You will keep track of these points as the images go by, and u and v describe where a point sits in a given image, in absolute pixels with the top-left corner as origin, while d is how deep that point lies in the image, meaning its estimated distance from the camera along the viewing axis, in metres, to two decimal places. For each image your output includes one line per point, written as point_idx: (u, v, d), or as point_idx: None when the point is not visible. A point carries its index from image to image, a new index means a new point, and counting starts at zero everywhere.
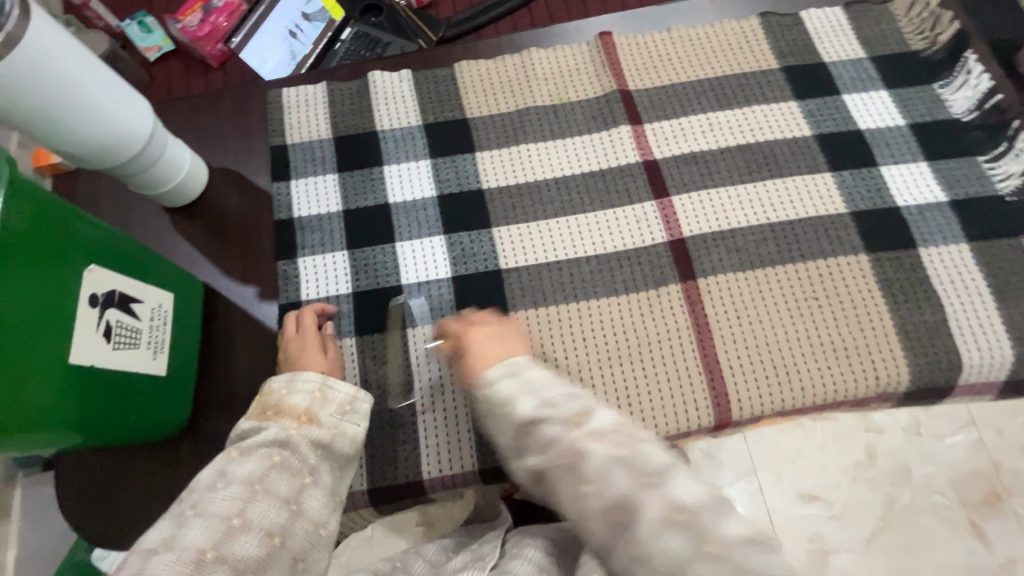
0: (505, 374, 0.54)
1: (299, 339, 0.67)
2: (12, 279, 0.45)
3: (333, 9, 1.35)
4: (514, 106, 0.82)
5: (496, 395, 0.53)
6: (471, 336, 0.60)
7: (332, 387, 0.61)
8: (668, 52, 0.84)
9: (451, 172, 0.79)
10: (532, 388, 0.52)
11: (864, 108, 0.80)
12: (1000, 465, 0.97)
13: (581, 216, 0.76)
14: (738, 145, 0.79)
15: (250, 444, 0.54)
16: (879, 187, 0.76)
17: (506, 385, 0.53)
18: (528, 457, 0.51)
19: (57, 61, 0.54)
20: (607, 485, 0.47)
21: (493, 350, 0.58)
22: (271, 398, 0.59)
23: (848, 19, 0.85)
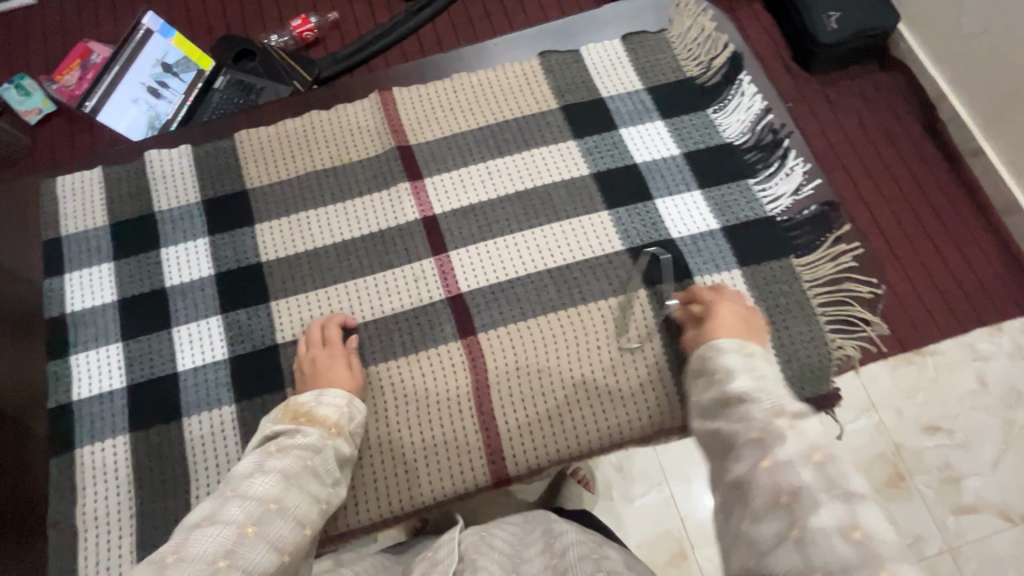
0: (738, 354, 0.58)
1: (327, 351, 0.69)
2: None
3: (201, 60, 1.27)
4: (295, 172, 0.81)
5: (721, 364, 0.57)
6: (718, 305, 0.66)
7: (326, 398, 0.65)
8: (450, 103, 0.84)
9: (228, 249, 0.77)
10: (763, 374, 0.55)
11: (640, 140, 0.81)
12: (902, 447, 1.05)
13: (360, 282, 0.75)
14: (516, 192, 0.79)
15: (289, 446, 0.60)
16: (653, 220, 0.77)
17: (735, 362, 0.57)
18: (720, 420, 0.53)
19: None
20: (795, 471, 0.44)
21: (732, 325, 0.63)
22: (301, 409, 0.64)
23: (627, 51, 0.86)
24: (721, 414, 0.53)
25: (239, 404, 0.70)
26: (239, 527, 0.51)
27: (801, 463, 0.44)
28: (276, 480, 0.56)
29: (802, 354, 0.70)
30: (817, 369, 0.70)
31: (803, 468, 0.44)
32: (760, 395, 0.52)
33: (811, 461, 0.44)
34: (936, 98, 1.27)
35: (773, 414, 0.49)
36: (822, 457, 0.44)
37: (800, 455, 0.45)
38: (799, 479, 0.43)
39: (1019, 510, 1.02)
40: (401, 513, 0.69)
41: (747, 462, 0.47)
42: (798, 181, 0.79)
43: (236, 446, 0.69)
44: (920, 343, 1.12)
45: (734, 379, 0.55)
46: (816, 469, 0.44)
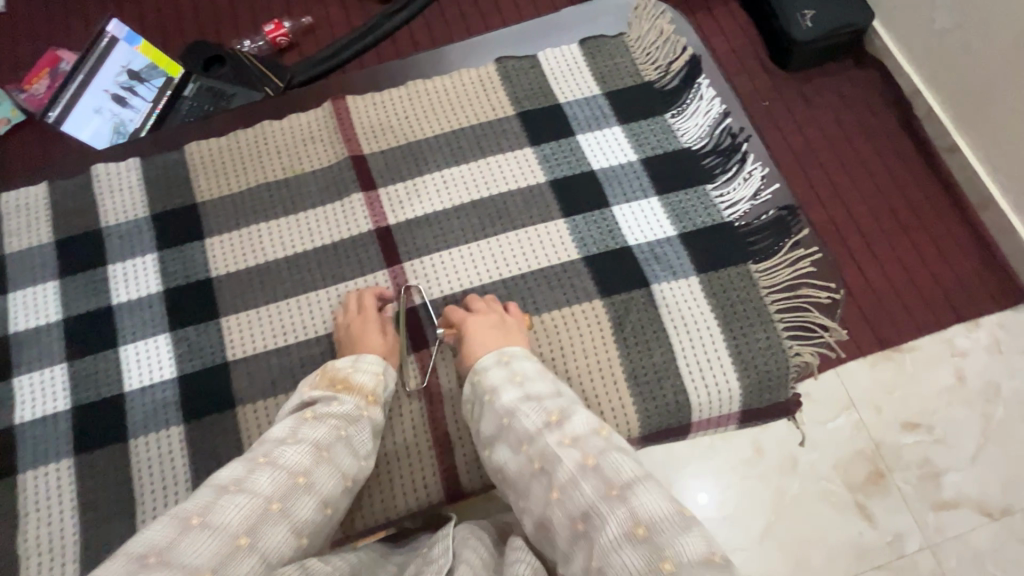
0: (500, 367, 0.61)
1: (362, 316, 0.69)
2: None
3: (171, 68, 1.26)
4: (247, 184, 0.79)
5: (488, 381, 0.60)
6: (470, 326, 0.67)
7: (363, 364, 0.65)
8: (405, 111, 0.83)
9: (177, 265, 0.75)
10: (556, 408, 0.54)
11: (597, 147, 0.80)
12: None
13: (312, 296, 0.74)
14: (473, 201, 0.78)
15: (324, 414, 0.59)
16: (611, 227, 0.76)
17: (498, 377, 0.60)
18: (500, 454, 0.55)
19: None
20: (580, 492, 0.46)
21: (489, 340, 0.65)
22: (338, 374, 0.64)
23: (584, 55, 0.85)
24: (503, 441, 0.55)
25: (187, 424, 0.69)
26: (232, 536, 0.46)
27: (584, 474, 0.47)
28: (308, 451, 0.55)
29: (759, 362, 0.70)
30: (773, 378, 0.70)
31: (581, 482, 0.47)
32: (521, 410, 0.55)
33: (586, 468, 0.47)
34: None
35: (545, 433, 0.52)
36: (594, 464, 0.47)
37: (579, 466, 0.48)
38: (583, 498, 0.46)
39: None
40: (358, 532, 0.67)
41: (544, 494, 0.49)
42: (756, 187, 0.78)
43: (186, 467, 0.67)
44: None
45: (500, 395, 0.58)
46: (594, 478, 0.47)
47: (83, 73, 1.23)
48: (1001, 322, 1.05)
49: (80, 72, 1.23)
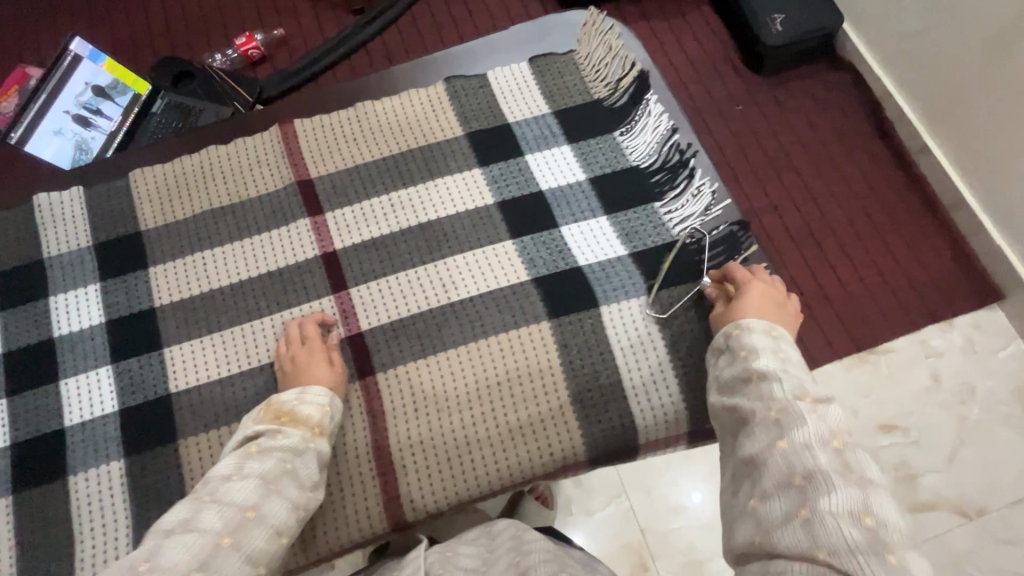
0: (766, 335, 0.61)
1: (307, 346, 0.68)
2: None
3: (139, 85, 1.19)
4: (193, 210, 0.78)
5: (748, 343, 0.61)
6: (750, 284, 0.68)
7: (309, 396, 0.64)
8: (353, 133, 0.82)
9: (120, 295, 0.74)
10: (784, 356, 0.59)
11: (546, 166, 0.80)
12: (856, 447, 1.05)
13: (256, 323, 0.73)
14: (421, 224, 0.77)
15: (271, 447, 0.59)
16: (559, 247, 0.76)
17: (761, 342, 0.61)
18: (736, 397, 0.58)
19: None
20: (811, 455, 0.48)
21: (764, 307, 0.66)
22: (284, 407, 0.63)
23: (533, 73, 0.85)
24: (739, 390, 0.58)
25: (129, 458, 0.68)
26: (185, 569, 0.47)
27: (821, 446, 0.49)
28: (254, 486, 0.56)
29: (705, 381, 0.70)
30: None
31: (819, 451, 0.48)
32: (784, 375, 0.57)
33: (830, 444, 0.49)
34: (883, 96, 1.26)
35: (795, 397, 0.54)
36: (840, 444, 0.49)
37: (820, 442, 0.49)
38: (856, 476, 0.46)
39: (973, 504, 1.02)
40: (304, 563, 0.66)
41: (768, 441, 0.52)
42: (706, 203, 0.78)
43: (127, 502, 0.66)
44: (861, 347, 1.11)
45: (759, 359, 0.59)
46: (832, 454, 0.48)
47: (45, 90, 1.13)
48: (970, 318, 1.13)
49: (43, 93, 1.13)
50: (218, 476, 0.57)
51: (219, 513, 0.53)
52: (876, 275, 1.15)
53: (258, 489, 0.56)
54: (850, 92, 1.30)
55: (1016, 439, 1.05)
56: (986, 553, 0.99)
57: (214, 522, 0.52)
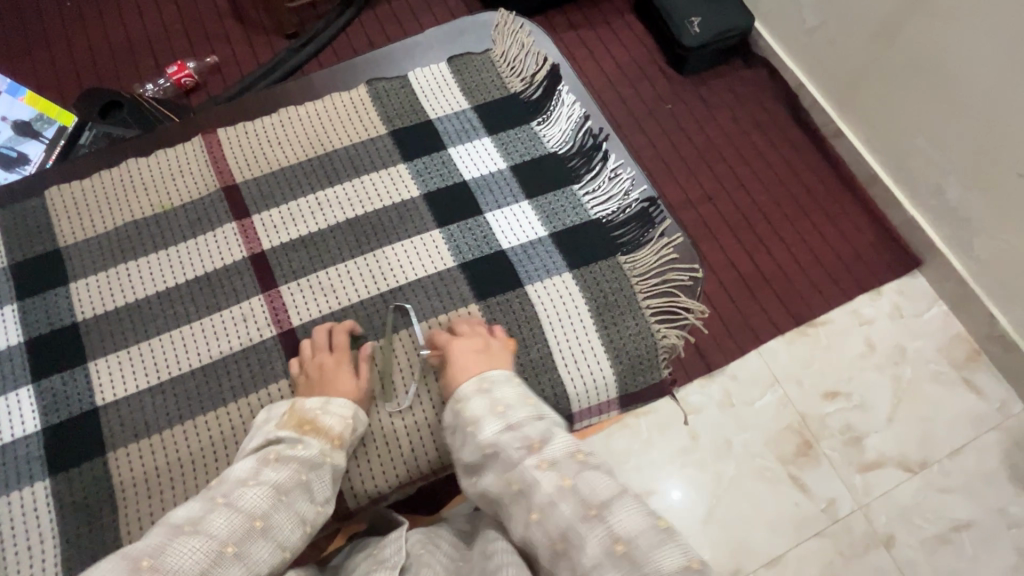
0: (480, 398, 0.62)
1: (335, 356, 0.68)
2: None
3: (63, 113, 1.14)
4: (113, 223, 0.78)
5: (469, 413, 0.62)
6: (450, 351, 0.67)
7: (331, 408, 0.64)
8: (277, 137, 0.83)
9: (40, 313, 0.73)
10: (501, 407, 0.61)
11: (468, 158, 0.83)
12: (806, 416, 1.10)
13: (186, 328, 0.72)
14: (348, 220, 0.79)
15: (288, 457, 0.59)
16: (485, 234, 0.78)
17: (479, 407, 0.62)
18: (485, 478, 0.58)
19: None
20: (559, 511, 0.52)
21: (470, 364, 0.66)
22: (306, 416, 0.63)
23: (452, 72, 0.89)
24: (482, 468, 0.59)
25: (55, 477, 0.65)
26: (219, 545, 0.50)
27: (562, 496, 0.53)
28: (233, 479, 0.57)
29: (632, 347, 0.74)
30: (644, 361, 0.74)
31: (562, 503, 0.52)
32: (506, 441, 0.58)
33: (564, 486, 0.54)
34: (796, 86, 1.36)
35: (523, 454, 0.57)
36: (572, 482, 0.54)
37: (558, 489, 0.54)
38: (562, 521, 0.52)
39: (916, 458, 1.08)
40: None
41: (520, 511, 0.55)
42: (622, 183, 0.83)
43: (54, 520, 0.64)
44: (794, 324, 1.17)
45: (483, 428, 0.60)
46: (573, 498, 0.53)
47: None
48: (896, 286, 1.21)
49: None
50: (229, 483, 0.56)
51: (227, 520, 0.52)
52: (798, 249, 1.23)
53: (268, 500, 0.55)
54: (767, 83, 1.39)
55: (944, 393, 1.13)
56: (928, 503, 1.05)
57: (224, 527, 0.52)
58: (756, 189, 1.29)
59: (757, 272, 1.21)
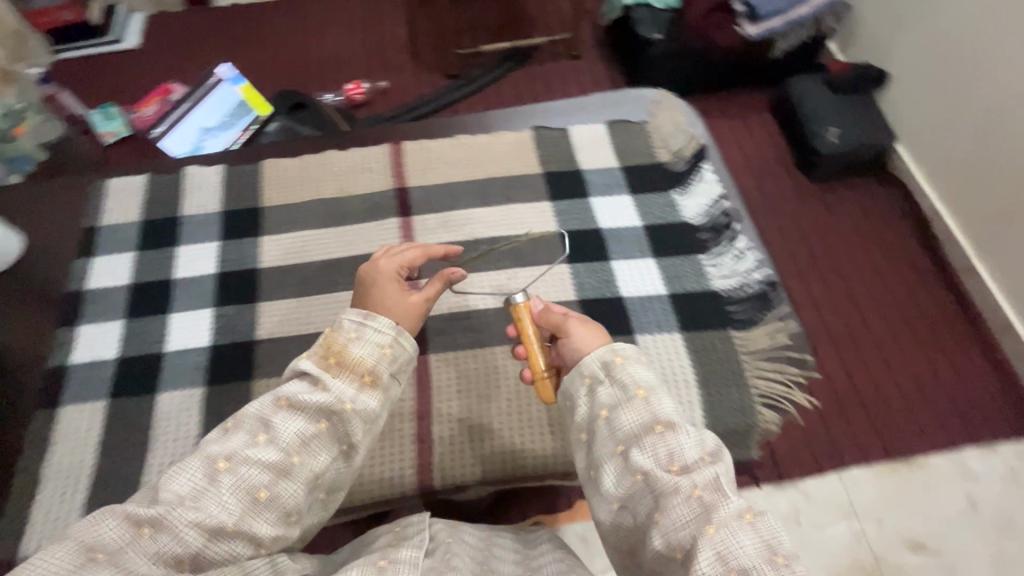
0: (641, 364, 0.60)
1: (395, 286, 0.68)
2: None
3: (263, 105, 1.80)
4: (304, 196, 0.93)
5: (637, 378, 0.58)
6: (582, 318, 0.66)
7: (376, 322, 0.63)
8: (449, 157, 0.97)
9: (233, 254, 0.89)
10: (647, 391, 0.57)
11: (607, 209, 0.91)
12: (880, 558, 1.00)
13: (339, 294, 0.85)
14: (492, 238, 0.89)
15: (297, 402, 0.58)
16: (608, 278, 0.85)
17: (643, 372, 0.59)
18: (642, 458, 0.54)
19: None
20: (741, 545, 0.47)
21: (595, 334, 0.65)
22: (337, 342, 0.61)
23: (608, 134, 0.99)
24: (643, 442, 0.55)
25: (209, 387, 0.78)
26: (223, 520, 0.53)
27: (741, 528, 0.48)
28: (248, 433, 0.57)
29: (728, 419, 0.75)
30: (739, 433, 0.75)
31: (745, 537, 0.48)
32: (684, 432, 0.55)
33: (744, 520, 0.49)
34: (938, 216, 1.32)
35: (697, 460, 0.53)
36: (755, 516, 0.49)
37: (736, 516, 0.49)
38: (741, 553, 0.47)
39: None
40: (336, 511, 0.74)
41: (689, 522, 0.50)
42: (746, 263, 0.87)
43: (197, 424, 0.75)
44: (885, 454, 1.09)
45: (658, 403, 0.56)
46: (754, 536, 0.48)
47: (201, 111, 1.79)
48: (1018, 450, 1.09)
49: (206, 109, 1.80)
50: (240, 437, 0.57)
51: (231, 491, 0.54)
52: (916, 377, 1.16)
53: (270, 474, 0.55)
54: (907, 206, 1.37)
55: None
56: None
57: (229, 503, 0.53)
58: (869, 305, 1.25)
59: (852, 389, 1.16)
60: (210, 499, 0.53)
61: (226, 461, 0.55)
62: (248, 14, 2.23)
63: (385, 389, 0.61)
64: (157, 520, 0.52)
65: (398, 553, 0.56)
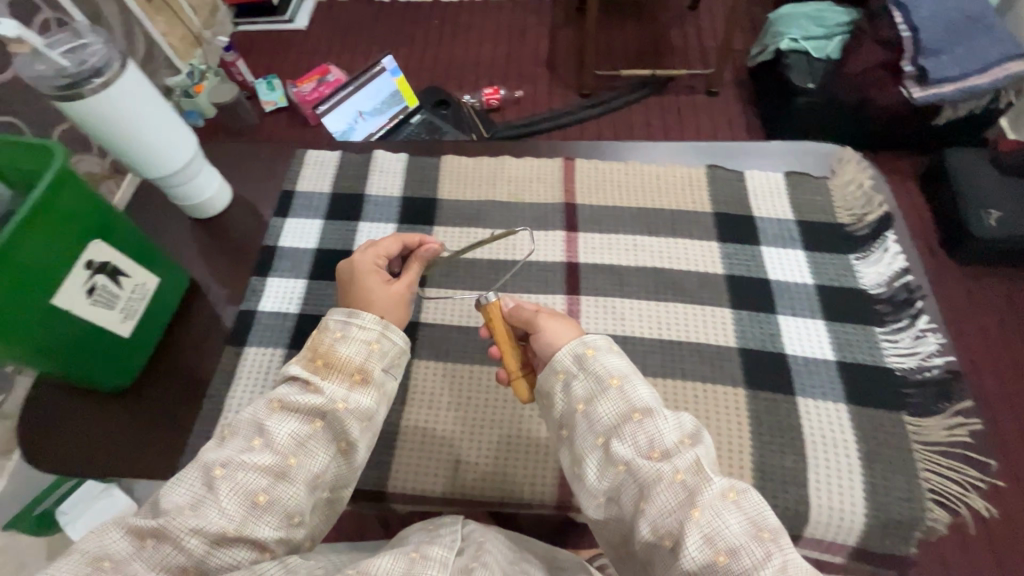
0: (613, 354, 0.65)
1: (377, 283, 0.73)
2: (35, 245, 0.64)
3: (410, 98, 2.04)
4: (478, 196, 0.98)
5: (607, 365, 0.64)
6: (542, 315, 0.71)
7: (363, 319, 0.67)
8: (620, 181, 0.98)
9: (408, 238, 0.95)
10: (623, 378, 0.63)
11: (778, 262, 0.89)
12: None
13: (501, 295, 0.88)
14: (655, 268, 0.89)
15: (293, 402, 0.60)
16: (772, 332, 0.83)
17: (616, 361, 0.64)
18: (623, 447, 0.59)
19: (139, 109, 0.79)
20: (727, 524, 0.53)
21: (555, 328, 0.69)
22: (325, 342, 0.65)
23: (786, 185, 0.97)
24: (621, 429, 0.60)
25: None
26: (225, 526, 0.54)
27: (726, 507, 0.54)
28: (247, 438, 0.59)
29: (892, 509, 0.70)
30: (899, 526, 0.70)
31: (732, 519, 0.54)
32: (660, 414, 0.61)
33: (727, 499, 0.55)
34: None
35: (674, 440, 0.59)
36: (736, 493, 0.55)
37: (720, 497, 0.55)
38: (728, 533, 0.53)
39: None
40: (475, 504, 0.76)
41: (676, 507, 0.55)
42: (927, 345, 0.81)
43: None
44: None
45: (637, 395, 0.62)
46: (740, 515, 0.54)
47: (354, 89, 1.99)
48: None
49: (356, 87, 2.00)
50: (236, 444, 0.59)
51: (231, 496, 0.55)
52: None
53: (267, 477, 0.57)
54: None
55: None
56: None
57: (229, 509, 0.55)
58: None
59: None
60: (214, 506, 0.55)
61: (222, 468, 0.57)
62: (415, 26, 2.63)
63: (379, 384, 0.65)
64: (161, 528, 0.53)
65: (430, 552, 0.58)
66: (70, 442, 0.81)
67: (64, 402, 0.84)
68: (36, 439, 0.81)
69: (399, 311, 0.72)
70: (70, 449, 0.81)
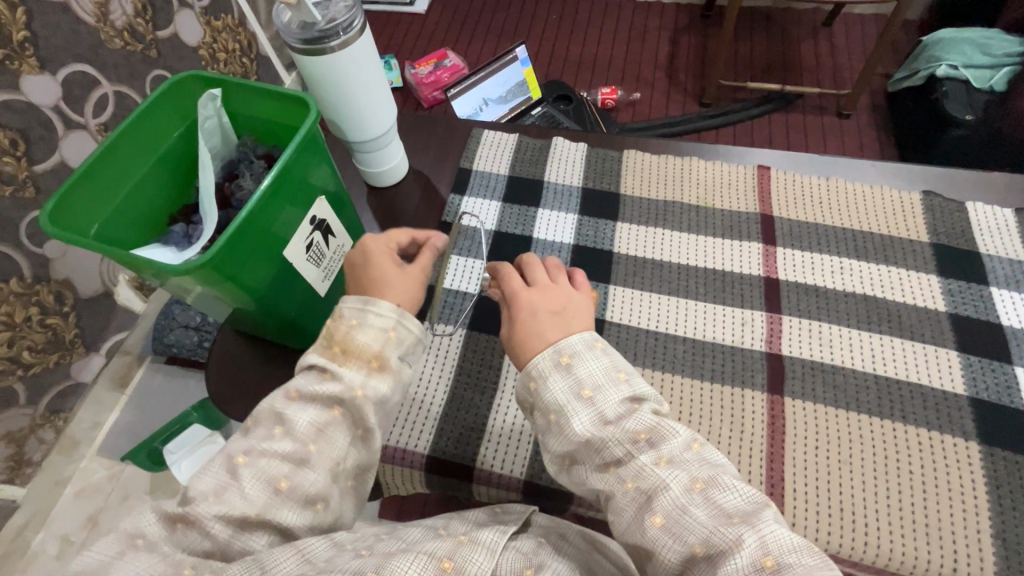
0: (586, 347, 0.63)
1: (400, 272, 0.68)
2: (276, 198, 0.65)
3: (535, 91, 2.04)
4: (665, 195, 0.93)
5: (551, 398, 0.60)
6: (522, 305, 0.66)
7: (376, 309, 0.64)
8: (821, 198, 0.91)
9: (591, 231, 0.90)
10: (593, 390, 0.60)
11: (1012, 307, 0.79)
12: None
13: (694, 303, 0.82)
14: (864, 295, 0.81)
15: (307, 394, 0.61)
16: (1009, 384, 0.74)
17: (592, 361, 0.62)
18: (584, 468, 0.59)
19: (362, 71, 0.79)
20: (693, 515, 0.52)
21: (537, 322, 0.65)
22: (338, 333, 0.63)
23: (1017, 222, 0.87)
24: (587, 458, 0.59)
25: None
26: (247, 511, 0.55)
27: (693, 500, 0.54)
28: (273, 424, 0.60)
29: None
30: None
31: (696, 510, 0.53)
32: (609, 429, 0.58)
33: (694, 492, 0.54)
34: None
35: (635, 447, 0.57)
36: (700, 485, 0.54)
37: (686, 490, 0.54)
38: (696, 525, 0.52)
39: None
40: None
41: (637, 513, 0.55)
42: None
43: None
44: None
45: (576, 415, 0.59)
46: (707, 505, 0.53)
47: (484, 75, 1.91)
48: None
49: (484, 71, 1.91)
50: (258, 433, 0.60)
51: (251, 487, 0.56)
52: None
53: (288, 465, 0.58)
54: None
55: None
56: None
57: (249, 498, 0.56)
58: None
59: None
60: (235, 497, 0.56)
61: (244, 457, 0.58)
62: (538, 20, 2.61)
63: (396, 371, 0.64)
64: (182, 517, 0.55)
65: (480, 535, 0.57)
66: (246, 389, 0.82)
67: (241, 349, 0.85)
68: (219, 382, 0.82)
69: (416, 294, 0.68)
70: (247, 396, 0.81)
